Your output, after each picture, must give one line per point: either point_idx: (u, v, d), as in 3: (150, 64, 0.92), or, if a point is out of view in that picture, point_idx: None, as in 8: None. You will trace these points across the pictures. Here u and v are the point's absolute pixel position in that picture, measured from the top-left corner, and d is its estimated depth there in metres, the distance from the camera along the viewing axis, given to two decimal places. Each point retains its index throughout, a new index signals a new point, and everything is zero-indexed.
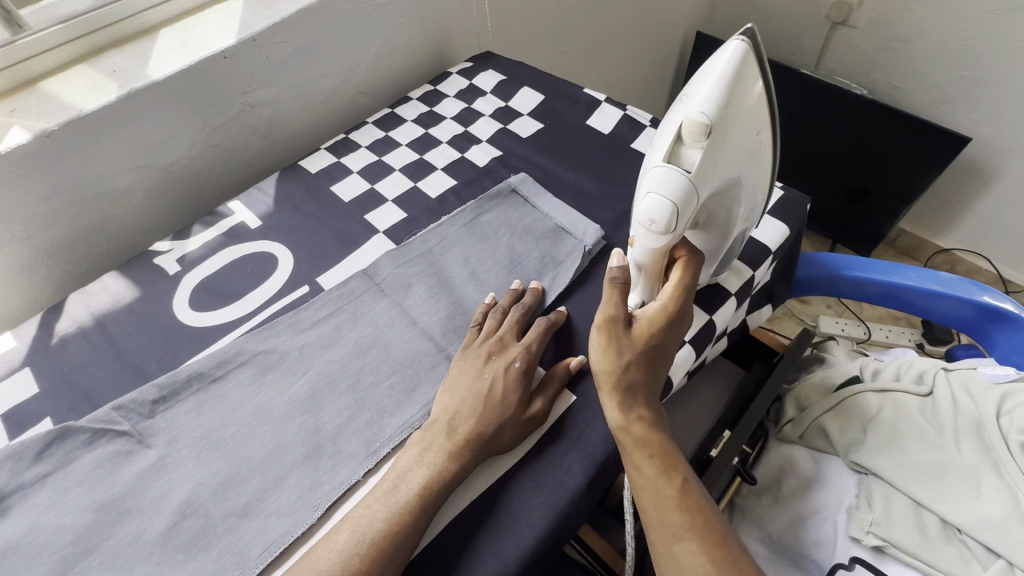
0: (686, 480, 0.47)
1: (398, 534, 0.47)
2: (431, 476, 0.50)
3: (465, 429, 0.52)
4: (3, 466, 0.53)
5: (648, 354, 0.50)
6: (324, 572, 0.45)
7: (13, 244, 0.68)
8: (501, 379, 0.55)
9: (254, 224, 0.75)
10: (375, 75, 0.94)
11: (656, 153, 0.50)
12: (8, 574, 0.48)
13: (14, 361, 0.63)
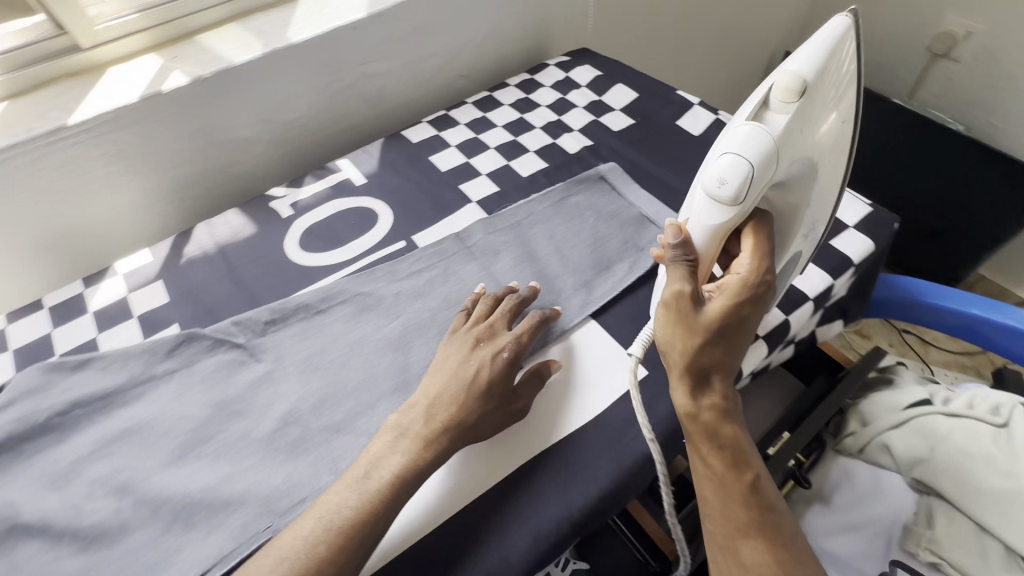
0: (756, 479, 0.48)
1: (363, 524, 0.46)
2: (410, 461, 0.49)
3: (443, 416, 0.51)
4: (140, 357, 0.62)
5: (724, 341, 0.49)
6: (290, 558, 0.44)
7: (158, 173, 0.78)
8: (488, 369, 0.54)
9: (359, 181, 0.82)
10: (478, 60, 1.00)
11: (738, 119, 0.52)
12: (140, 446, 0.56)
13: (151, 273, 0.72)
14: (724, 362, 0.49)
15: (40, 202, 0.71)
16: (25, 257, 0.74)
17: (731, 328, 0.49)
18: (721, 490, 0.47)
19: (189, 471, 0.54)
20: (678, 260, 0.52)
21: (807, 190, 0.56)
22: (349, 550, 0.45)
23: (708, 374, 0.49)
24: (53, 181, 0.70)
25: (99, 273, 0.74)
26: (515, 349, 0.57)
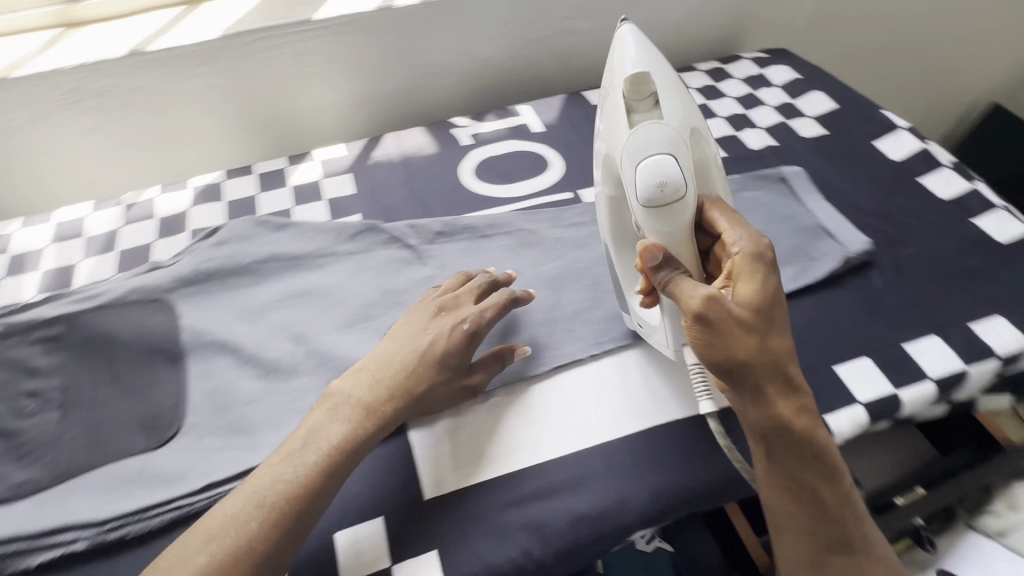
0: (841, 474, 0.46)
1: (297, 499, 0.45)
2: (329, 429, 0.49)
3: (387, 383, 0.52)
4: (329, 233, 0.69)
5: (774, 333, 0.45)
6: (220, 544, 0.43)
7: (366, 81, 0.86)
8: (442, 340, 0.54)
9: (537, 129, 0.85)
10: (671, 39, 0.99)
11: (617, 124, 0.50)
12: (318, 306, 0.63)
13: (343, 165, 0.80)
14: (778, 350, 0.45)
15: (271, 82, 0.81)
16: (245, 127, 0.85)
17: (767, 306, 0.46)
18: (809, 504, 0.45)
19: (354, 338, 0.61)
20: (673, 271, 0.47)
21: (706, 152, 0.50)
22: (283, 526, 0.44)
23: (767, 380, 0.44)
24: (286, 66, 0.80)
25: (299, 155, 0.82)
26: (473, 323, 0.55)
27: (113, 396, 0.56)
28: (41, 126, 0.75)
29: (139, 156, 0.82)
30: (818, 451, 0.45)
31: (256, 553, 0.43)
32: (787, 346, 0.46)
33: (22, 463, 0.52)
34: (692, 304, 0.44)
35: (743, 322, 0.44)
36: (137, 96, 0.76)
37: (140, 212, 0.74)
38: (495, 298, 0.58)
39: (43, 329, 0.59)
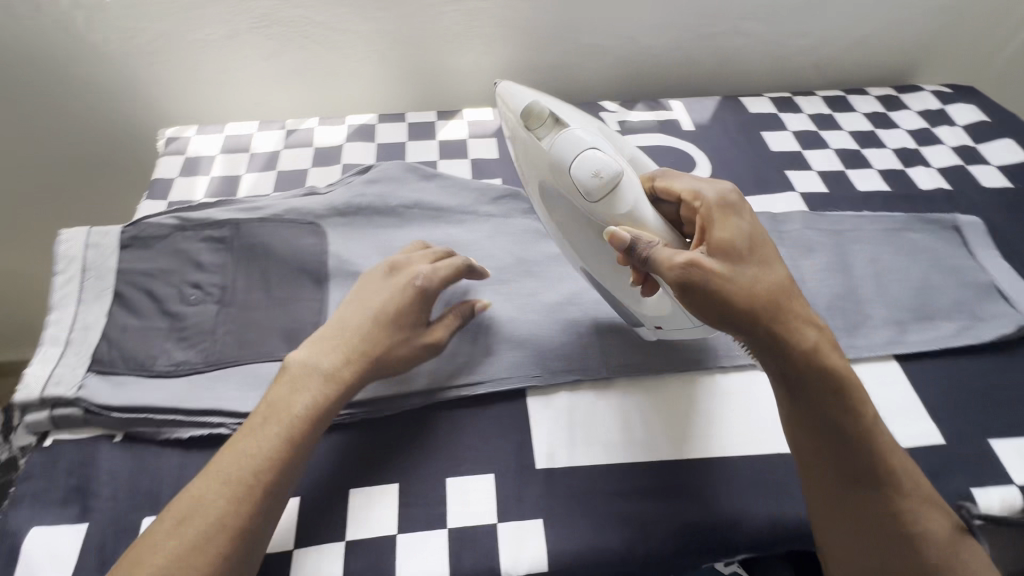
0: (865, 411, 0.45)
1: (265, 472, 0.43)
2: (285, 394, 0.47)
3: (348, 349, 0.50)
4: (472, 192, 0.70)
5: (773, 272, 0.45)
6: (186, 532, 0.40)
7: (524, 50, 0.86)
8: (386, 296, 0.53)
9: (688, 127, 0.82)
10: (843, 57, 0.92)
11: (540, 166, 0.52)
12: None
13: (490, 129, 0.81)
14: (765, 285, 0.44)
15: (438, 37, 0.83)
16: (402, 76, 0.87)
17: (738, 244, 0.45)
18: (838, 447, 0.45)
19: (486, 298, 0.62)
20: (651, 248, 0.46)
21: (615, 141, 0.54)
22: (251, 502, 0.42)
23: (777, 322, 0.43)
24: (456, 23, 0.81)
25: (449, 111, 0.85)
26: (420, 276, 0.54)
27: (262, 303, 0.60)
28: (230, 44, 0.81)
29: (303, 87, 0.87)
30: (837, 389, 0.44)
31: (230, 530, 0.41)
32: (779, 279, 0.45)
33: (181, 345, 0.56)
34: (673, 269, 0.44)
35: (716, 269, 0.43)
36: (317, 30, 0.80)
37: (299, 139, 0.79)
38: (448, 264, 0.56)
39: (211, 228, 0.63)
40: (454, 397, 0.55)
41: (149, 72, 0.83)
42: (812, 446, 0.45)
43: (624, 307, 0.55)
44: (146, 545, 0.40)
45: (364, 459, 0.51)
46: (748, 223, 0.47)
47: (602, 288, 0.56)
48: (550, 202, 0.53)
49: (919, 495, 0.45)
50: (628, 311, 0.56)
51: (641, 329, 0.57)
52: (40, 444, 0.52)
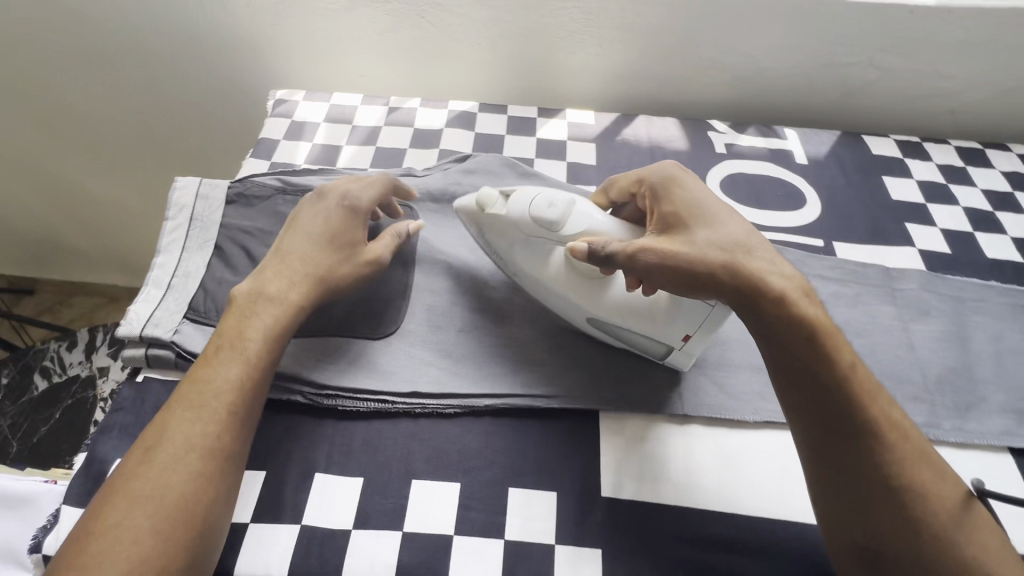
0: (846, 359, 0.44)
1: (235, 393, 0.46)
2: (236, 321, 0.50)
3: (301, 273, 0.53)
4: None
5: (714, 228, 0.48)
6: (166, 451, 0.43)
7: (638, 55, 0.82)
8: (322, 220, 0.56)
9: (801, 160, 0.77)
10: (987, 107, 0.84)
11: (506, 236, 0.56)
12: None
13: (590, 134, 0.79)
14: (721, 242, 0.47)
15: (552, 32, 0.81)
16: (508, 67, 0.86)
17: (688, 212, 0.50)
18: (814, 391, 0.44)
19: None
20: (610, 243, 0.48)
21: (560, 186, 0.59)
22: (224, 421, 0.45)
23: (730, 276, 0.46)
24: (573, 21, 0.79)
25: (550, 109, 0.83)
26: (350, 199, 0.57)
27: None
28: (348, 15, 0.81)
29: (408, 65, 0.87)
30: (813, 334, 0.44)
31: (209, 447, 0.44)
32: (734, 233, 0.48)
33: None
34: (644, 255, 0.47)
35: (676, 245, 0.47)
36: (435, 11, 0.79)
37: (401, 117, 0.79)
38: (371, 186, 0.59)
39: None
40: (525, 406, 0.54)
41: (266, 32, 0.85)
42: (802, 418, 0.44)
43: (643, 337, 0.54)
44: (129, 474, 0.42)
45: (430, 452, 0.51)
46: (694, 192, 0.52)
47: (617, 330, 0.55)
48: (528, 264, 0.56)
49: (909, 456, 0.42)
50: (649, 339, 0.54)
51: (671, 355, 0.54)
52: (132, 379, 0.54)
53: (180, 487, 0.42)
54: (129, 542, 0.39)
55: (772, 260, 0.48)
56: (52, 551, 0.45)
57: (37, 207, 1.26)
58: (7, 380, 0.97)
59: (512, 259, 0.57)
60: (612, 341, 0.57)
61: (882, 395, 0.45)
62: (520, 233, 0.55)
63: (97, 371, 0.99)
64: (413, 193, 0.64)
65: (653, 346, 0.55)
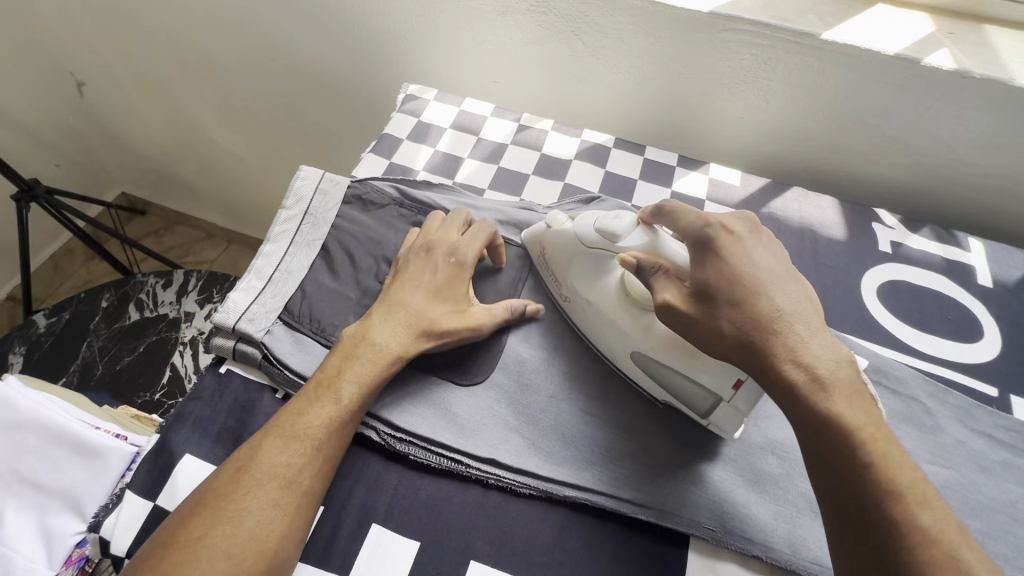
0: (874, 446, 0.38)
1: (329, 445, 0.44)
2: (341, 358, 0.48)
3: (404, 324, 0.50)
4: None
5: (745, 290, 0.43)
6: (257, 492, 0.40)
7: (807, 118, 0.72)
8: (429, 270, 0.53)
9: (984, 281, 0.64)
10: None
11: (571, 259, 0.55)
12: None
13: (732, 199, 0.70)
14: (745, 318, 0.42)
15: (715, 75, 0.72)
16: (653, 103, 0.78)
17: (724, 275, 0.44)
18: (824, 467, 0.39)
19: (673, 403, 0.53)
20: (655, 272, 0.47)
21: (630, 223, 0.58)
22: (316, 473, 0.43)
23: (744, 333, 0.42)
24: (743, 68, 0.70)
25: (692, 159, 0.75)
26: (459, 251, 0.54)
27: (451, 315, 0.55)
28: (499, 19, 0.76)
29: (547, 81, 0.81)
30: (830, 412, 0.39)
31: (299, 496, 0.42)
32: (769, 309, 0.43)
33: None
34: (661, 300, 0.45)
35: (697, 312, 0.44)
36: (592, 31, 0.72)
37: (529, 138, 0.74)
38: (476, 238, 0.56)
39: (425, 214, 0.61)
40: (609, 509, 0.47)
41: (411, 22, 0.82)
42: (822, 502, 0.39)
43: (687, 382, 0.49)
44: (219, 495, 0.40)
45: (493, 532, 0.46)
46: (745, 254, 0.46)
47: (659, 370, 0.50)
48: (581, 284, 0.55)
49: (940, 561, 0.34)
50: (694, 386, 0.49)
51: (716, 413, 0.49)
52: (216, 367, 0.53)
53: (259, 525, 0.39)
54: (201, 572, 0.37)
55: (809, 342, 0.42)
56: (109, 536, 0.44)
57: (164, 141, 1.34)
58: (107, 304, 1.03)
59: (564, 280, 0.56)
60: (659, 395, 0.52)
61: (925, 495, 0.36)
62: (581, 248, 0.54)
63: (183, 314, 1.02)
64: (503, 262, 0.59)
65: (698, 399, 0.49)
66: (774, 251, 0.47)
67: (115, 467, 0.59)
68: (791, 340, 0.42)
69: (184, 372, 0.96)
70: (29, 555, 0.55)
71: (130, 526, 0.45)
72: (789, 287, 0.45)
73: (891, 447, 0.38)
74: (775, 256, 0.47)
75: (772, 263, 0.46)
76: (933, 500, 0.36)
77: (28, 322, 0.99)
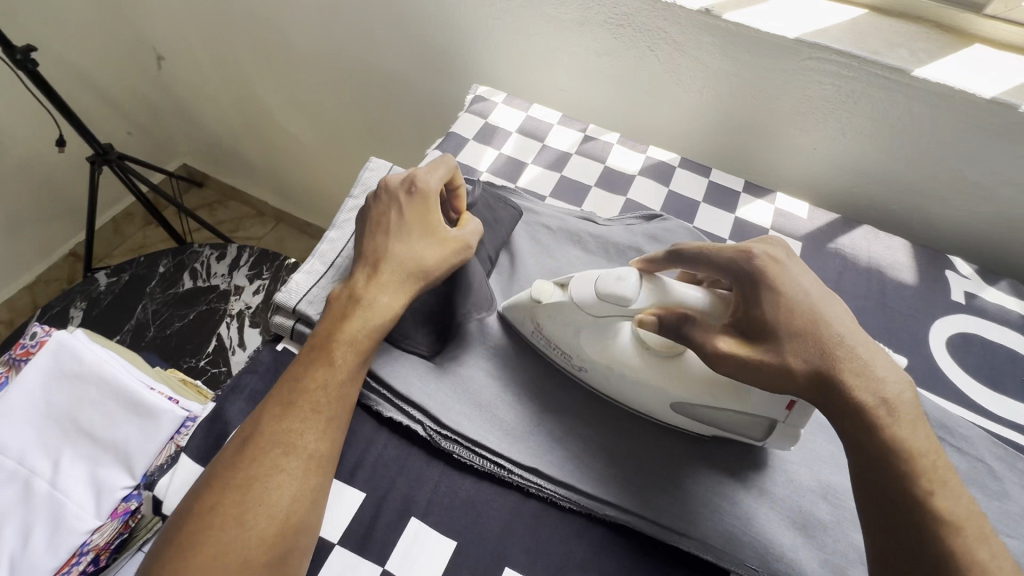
0: (937, 471, 0.36)
1: (328, 404, 0.44)
2: (332, 321, 0.48)
3: (384, 272, 0.49)
4: None
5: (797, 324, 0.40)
6: (267, 460, 0.41)
7: (883, 155, 0.70)
8: (392, 209, 0.51)
9: None
10: None
11: (581, 331, 0.50)
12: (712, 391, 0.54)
13: (797, 230, 0.68)
14: (807, 349, 0.39)
15: (791, 103, 0.70)
16: (722, 125, 0.77)
17: (779, 310, 0.40)
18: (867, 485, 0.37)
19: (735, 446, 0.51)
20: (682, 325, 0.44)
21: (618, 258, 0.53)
22: (323, 435, 0.44)
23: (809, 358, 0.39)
24: (823, 98, 0.68)
25: (758, 185, 0.74)
26: (418, 181, 0.52)
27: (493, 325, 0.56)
28: (574, 29, 0.76)
29: (616, 94, 0.81)
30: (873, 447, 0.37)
31: (307, 460, 0.42)
32: (832, 339, 0.39)
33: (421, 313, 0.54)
34: (721, 349, 0.41)
35: (764, 356, 0.40)
36: (669, 48, 0.72)
37: (594, 150, 0.73)
38: (431, 168, 0.54)
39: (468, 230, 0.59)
40: (649, 534, 0.46)
41: (487, 24, 0.83)
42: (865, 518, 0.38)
43: (736, 414, 0.48)
44: (236, 470, 0.41)
45: (530, 542, 0.46)
46: (793, 280, 0.42)
47: (705, 411, 0.49)
48: (598, 351, 0.50)
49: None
50: (746, 417, 0.48)
51: (772, 436, 0.48)
52: (273, 344, 0.55)
53: (270, 491, 0.41)
54: (227, 540, 0.39)
55: (869, 360, 0.39)
56: (162, 495, 0.46)
57: (230, 118, 1.39)
58: (163, 270, 1.07)
59: (577, 347, 0.51)
60: (704, 430, 0.51)
61: (983, 530, 0.35)
62: (587, 319, 0.49)
63: (233, 287, 1.05)
64: (463, 206, 0.57)
65: (751, 426, 0.48)
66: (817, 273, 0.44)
67: (166, 429, 0.62)
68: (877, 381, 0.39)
69: (229, 342, 1.00)
70: (80, 503, 0.58)
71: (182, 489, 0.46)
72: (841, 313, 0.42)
73: (950, 476, 0.37)
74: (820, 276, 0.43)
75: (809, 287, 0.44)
76: (991, 536, 0.35)
77: (91, 279, 1.04)
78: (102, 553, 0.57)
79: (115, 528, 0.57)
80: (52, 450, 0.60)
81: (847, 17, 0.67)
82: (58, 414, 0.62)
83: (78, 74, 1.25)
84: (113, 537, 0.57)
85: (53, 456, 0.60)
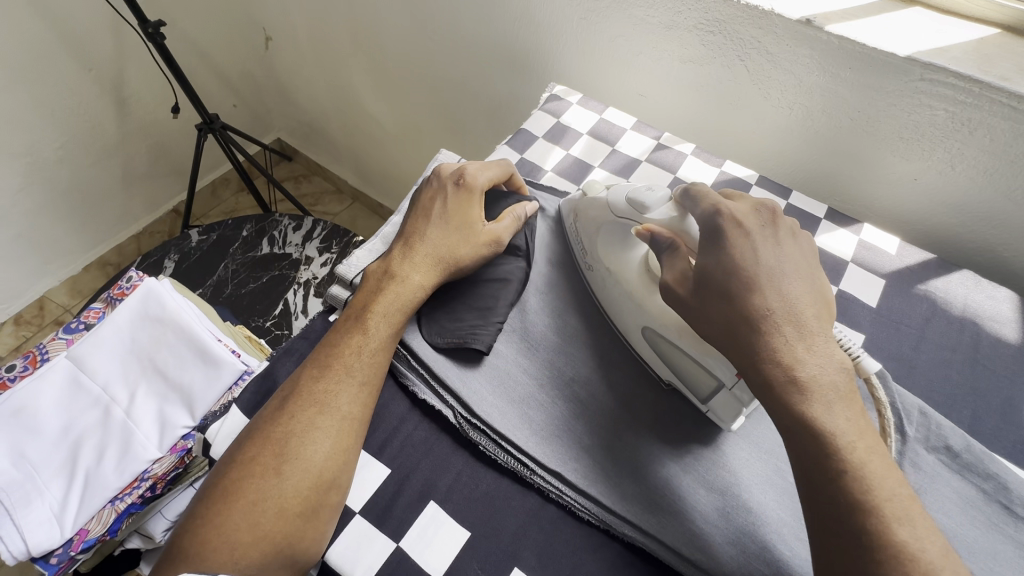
0: (867, 452, 0.38)
1: (362, 369, 0.48)
2: (367, 294, 0.52)
3: (420, 254, 0.53)
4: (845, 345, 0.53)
5: (728, 285, 0.43)
6: (304, 416, 0.45)
7: (997, 194, 0.62)
8: (439, 198, 0.56)
9: None
10: None
11: (604, 233, 0.57)
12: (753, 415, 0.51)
13: (880, 264, 0.63)
14: (733, 313, 0.43)
15: (894, 127, 0.64)
16: (811, 144, 0.72)
17: (722, 269, 0.44)
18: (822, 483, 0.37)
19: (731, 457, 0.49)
20: (664, 248, 0.50)
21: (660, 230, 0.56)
22: (356, 401, 0.47)
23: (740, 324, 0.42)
24: (932, 124, 0.61)
25: (843, 214, 0.68)
26: (466, 174, 0.57)
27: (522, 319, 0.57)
28: (662, 33, 0.74)
29: (697, 104, 0.78)
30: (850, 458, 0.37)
31: (339, 421, 0.45)
32: (761, 303, 0.42)
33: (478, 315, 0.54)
34: (664, 279, 0.48)
35: (693, 300, 0.45)
36: (759, 58, 0.68)
37: (666, 158, 0.71)
38: (481, 164, 0.59)
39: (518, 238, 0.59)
40: (667, 562, 0.44)
41: (572, 24, 0.82)
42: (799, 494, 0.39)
43: (691, 364, 0.50)
44: (276, 421, 0.45)
45: (542, 546, 0.45)
46: (748, 249, 0.44)
47: (676, 360, 0.51)
48: (607, 254, 0.57)
49: (896, 564, 0.34)
50: (698, 367, 0.49)
51: (716, 400, 0.48)
52: (326, 315, 0.58)
53: (304, 446, 0.44)
54: (267, 486, 0.43)
55: (799, 344, 0.41)
56: (211, 439, 0.50)
57: (322, 98, 1.47)
58: (245, 234, 1.15)
59: (592, 248, 0.58)
60: (664, 374, 0.52)
61: (892, 499, 0.36)
62: (610, 217, 0.56)
63: (304, 257, 1.13)
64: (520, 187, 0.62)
65: (702, 385, 0.49)
66: (784, 250, 0.45)
67: (226, 380, 0.68)
68: (834, 408, 0.39)
69: (294, 308, 1.07)
70: (147, 433, 0.65)
71: (229, 436, 0.50)
72: (818, 319, 0.42)
73: (853, 448, 0.38)
74: (787, 255, 0.45)
75: (819, 315, 0.43)
76: (916, 519, 0.36)
77: (184, 235, 1.14)
78: (159, 482, 0.64)
79: (172, 461, 0.64)
80: (130, 382, 0.67)
81: (973, 38, 0.60)
82: (139, 349, 0.68)
83: (196, 48, 1.37)
84: (169, 469, 0.64)
85: (131, 388, 0.67)
